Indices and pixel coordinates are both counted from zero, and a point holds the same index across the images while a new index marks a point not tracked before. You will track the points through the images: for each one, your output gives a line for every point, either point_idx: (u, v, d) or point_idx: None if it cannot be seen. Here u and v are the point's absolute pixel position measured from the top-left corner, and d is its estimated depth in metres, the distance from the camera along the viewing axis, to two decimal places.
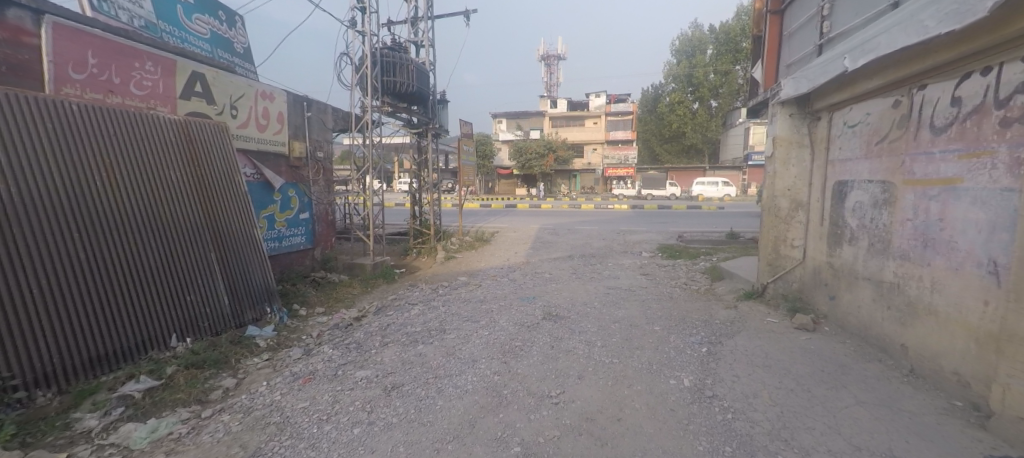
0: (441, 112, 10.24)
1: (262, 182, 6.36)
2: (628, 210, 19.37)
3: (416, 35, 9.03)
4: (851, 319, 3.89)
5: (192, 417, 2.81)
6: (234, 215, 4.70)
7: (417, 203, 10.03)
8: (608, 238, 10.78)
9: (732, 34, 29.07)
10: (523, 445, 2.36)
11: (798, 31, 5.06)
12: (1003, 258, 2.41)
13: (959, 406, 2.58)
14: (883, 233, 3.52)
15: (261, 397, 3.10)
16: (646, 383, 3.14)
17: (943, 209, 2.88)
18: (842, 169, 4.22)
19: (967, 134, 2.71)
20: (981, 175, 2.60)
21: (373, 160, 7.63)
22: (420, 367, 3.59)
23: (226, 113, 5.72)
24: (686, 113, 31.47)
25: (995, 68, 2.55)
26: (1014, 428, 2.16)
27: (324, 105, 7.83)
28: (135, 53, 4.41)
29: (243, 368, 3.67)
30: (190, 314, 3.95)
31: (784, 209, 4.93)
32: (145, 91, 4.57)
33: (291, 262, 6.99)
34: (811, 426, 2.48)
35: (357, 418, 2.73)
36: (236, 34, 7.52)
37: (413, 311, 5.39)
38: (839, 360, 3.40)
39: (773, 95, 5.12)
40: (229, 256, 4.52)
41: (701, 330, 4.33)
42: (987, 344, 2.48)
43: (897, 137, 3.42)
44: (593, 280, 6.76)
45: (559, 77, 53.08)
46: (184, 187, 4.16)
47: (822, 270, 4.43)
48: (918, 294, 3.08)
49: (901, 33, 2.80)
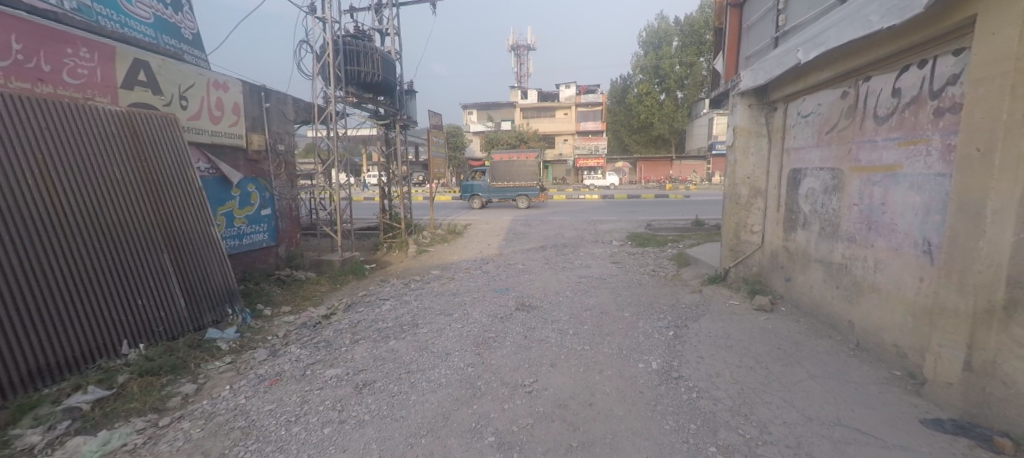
0: (409, 102, 10.05)
1: (218, 177, 6.09)
2: (599, 200, 19.70)
3: (381, 22, 8.77)
4: (805, 299, 4.11)
5: (149, 426, 2.69)
6: (189, 213, 4.48)
7: (386, 196, 9.83)
8: (579, 228, 10.94)
9: (696, 26, 29.72)
10: (497, 434, 2.39)
11: (756, 24, 5.23)
12: (936, 237, 2.60)
13: (899, 375, 2.80)
14: (832, 217, 3.73)
15: (223, 401, 3.00)
16: (616, 368, 3.24)
17: (885, 194, 3.08)
18: (796, 158, 4.42)
19: (906, 123, 2.89)
20: (917, 161, 2.79)
21: (339, 153, 7.41)
22: (392, 363, 3.56)
23: (175, 104, 5.41)
24: (653, 104, 32.11)
25: (931, 61, 2.72)
26: (945, 393, 2.35)
27: (283, 95, 7.52)
28: (67, 38, 4.10)
29: (203, 373, 3.53)
30: (142, 319, 3.76)
31: (744, 196, 5.13)
32: (81, 79, 4.26)
33: (254, 260, 6.75)
34: (768, 400, 2.63)
35: (327, 417, 2.69)
36: (182, 19, 7.06)
37: (384, 307, 5.32)
38: (794, 337, 3.60)
39: (733, 86, 5.29)
40: (185, 256, 4.32)
41: (668, 314, 4.48)
42: (922, 318, 2.69)
43: (844, 126, 3.61)
44: (565, 269, 6.86)
45: (529, 68, 53.00)
46: (129, 184, 3.93)
47: (779, 253, 4.66)
48: (863, 273, 3.29)
49: (847, 28, 2.95)
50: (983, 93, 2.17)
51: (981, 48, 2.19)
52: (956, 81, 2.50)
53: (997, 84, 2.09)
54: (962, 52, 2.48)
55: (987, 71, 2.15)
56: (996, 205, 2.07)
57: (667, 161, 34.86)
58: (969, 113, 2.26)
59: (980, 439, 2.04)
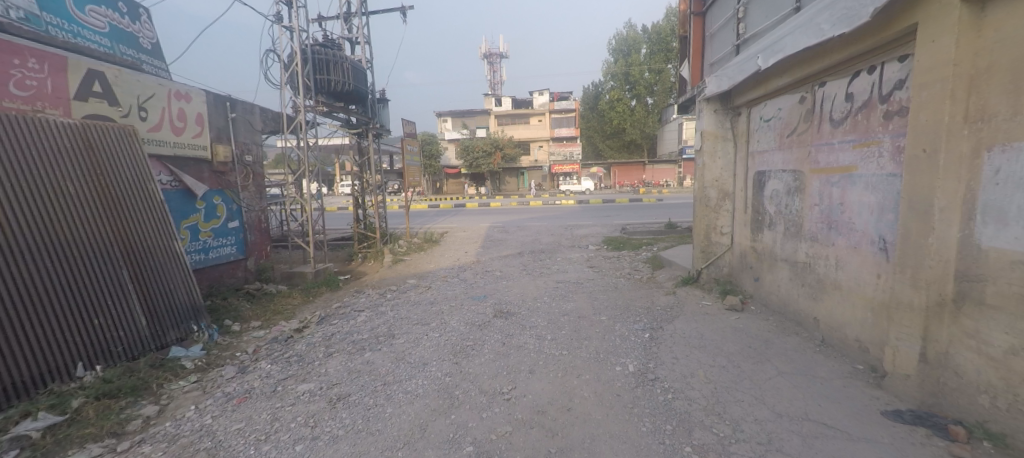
0: (382, 110, 9.93)
1: (181, 189, 5.86)
2: (574, 206, 19.93)
3: (350, 31, 8.64)
4: (773, 298, 4.23)
5: (106, 452, 2.53)
6: (150, 228, 4.27)
7: (360, 206, 9.63)
8: (556, 233, 11.00)
9: (664, 34, 30.53)
10: (475, 444, 2.35)
11: (718, 32, 5.41)
12: (891, 235, 2.73)
13: (861, 369, 2.90)
14: (796, 218, 3.86)
15: (188, 422, 2.85)
16: (594, 371, 3.24)
17: (843, 194, 3.21)
18: (760, 161, 4.58)
19: (859, 126, 3.03)
20: (871, 162, 2.92)
21: (309, 162, 7.24)
22: (367, 375, 3.46)
23: (133, 115, 5.18)
24: (625, 110, 32.79)
25: (878, 67, 2.87)
26: (902, 384, 2.45)
27: (250, 105, 7.31)
28: (13, 48, 3.88)
29: (166, 393, 3.35)
30: (99, 339, 3.54)
31: (713, 199, 5.27)
32: (29, 91, 4.02)
33: (221, 275, 6.49)
34: (740, 398, 2.68)
35: (299, 434, 2.58)
36: (140, 28, 6.79)
37: (359, 319, 5.19)
38: (764, 335, 3.70)
39: (699, 93, 5.46)
40: (146, 272, 4.10)
41: (644, 316, 4.54)
42: (880, 313, 2.80)
43: (803, 129, 3.77)
44: (543, 275, 6.87)
45: (502, 75, 53.34)
46: (84, 198, 3.72)
47: (747, 254, 4.80)
48: (826, 271, 3.41)
49: (802, 36, 3.09)
50: (926, 97, 2.30)
51: (922, 56, 2.33)
52: (902, 86, 2.64)
53: (938, 89, 2.21)
54: (906, 58, 2.63)
55: (928, 76, 2.28)
56: (942, 202, 2.19)
57: (640, 165, 35.60)
58: (915, 116, 2.38)
59: (936, 428, 2.13)
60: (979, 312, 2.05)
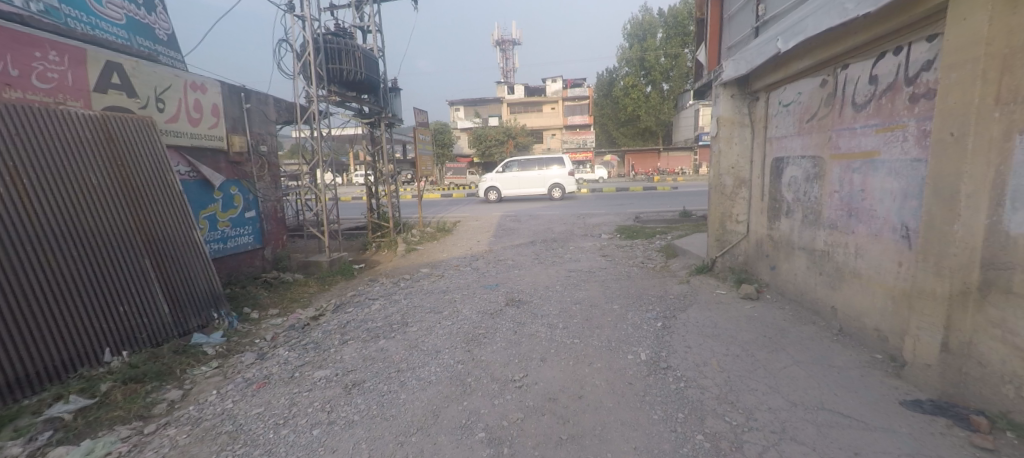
0: (394, 100, 9.96)
1: (199, 180, 5.99)
2: (588, 195, 19.80)
3: (362, 19, 8.62)
4: (790, 286, 4.17)
5: (134, 434, 2.65)
6: (170, 218, 4.38)
7: (374, 196, 9.71)
8: (568, 222, 10.96)
9: (680, 18, 29.77)
10: (487, 430, 2.39)
11: (737, 14, 5.25)
12: (914, 222, 2.65)
13: (880, 358, 2.86)
14: (814, 205, 3.78)
15: (210, 406, 2.95)
16: (605, 360, 3.25)
17: (865, 180, 3.12)
18: (778, 147, 4.47)
19: (883, 110, 2.93)
20: (895, 147, 2.82)
21: (323, 152, 7.29)
22: (381, 362, 3.53)
23: (151, 106, 5.28)
24: (639, 96, 32.22)
25: (905, 48, 2.76)
26: (923, 374, 2.40)
27: (263, 95, 7.39)
28: (34, 41, 3.98)
29: (190, 378, 3.47)
30: (125, 325, 3.67)
31: (729, 186, 5.16)
32: (51, 83, 4.13)
33: (239, 264, 6.64)
34: (754, 387, 2.66)
35: (316, 419, 2.66)
36: (156, 19, 6.89)
37: (373, 307, 5.27)
38: (780, 324, 3.65)
39: (716, 77, 5.32)
40: (166, 261, 4.22)
41: (657, 305, 4.53)
42: (901, 301, 2.74)
43: (824, 114, 3.65)
44: (555, 264, 6.87)
45: (514, 63, 52.81)
46: (107, 190, 3.83)
47: (764, 242, 4.73)
48: (845, 259, 3.34)
49: (825, 15, 2.98)
50: (955, 79, 2.21)
51: (953, 34, 2.22)
52: (930, 67, 2.54)
53: (970, 69, 2.12)
54: (935, 38, 2.52)
55: (958, 56, 2.18)
56: (969, 188, 2.13)
57: (655, 153, 35.03)
58: (943, 98, 2.29)
59: (957, 418, 2.10)
60: (1005, 301, 1.99)
